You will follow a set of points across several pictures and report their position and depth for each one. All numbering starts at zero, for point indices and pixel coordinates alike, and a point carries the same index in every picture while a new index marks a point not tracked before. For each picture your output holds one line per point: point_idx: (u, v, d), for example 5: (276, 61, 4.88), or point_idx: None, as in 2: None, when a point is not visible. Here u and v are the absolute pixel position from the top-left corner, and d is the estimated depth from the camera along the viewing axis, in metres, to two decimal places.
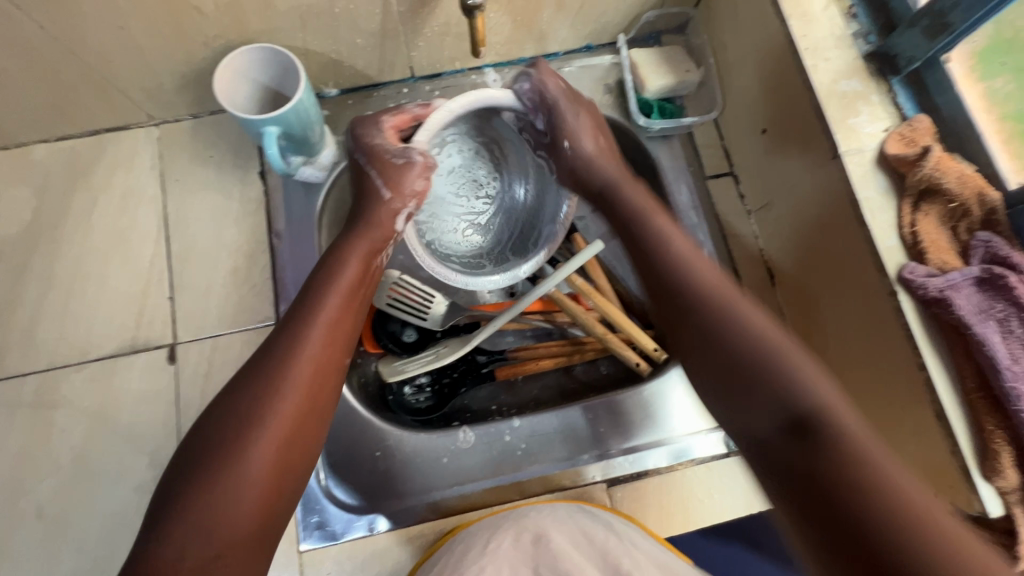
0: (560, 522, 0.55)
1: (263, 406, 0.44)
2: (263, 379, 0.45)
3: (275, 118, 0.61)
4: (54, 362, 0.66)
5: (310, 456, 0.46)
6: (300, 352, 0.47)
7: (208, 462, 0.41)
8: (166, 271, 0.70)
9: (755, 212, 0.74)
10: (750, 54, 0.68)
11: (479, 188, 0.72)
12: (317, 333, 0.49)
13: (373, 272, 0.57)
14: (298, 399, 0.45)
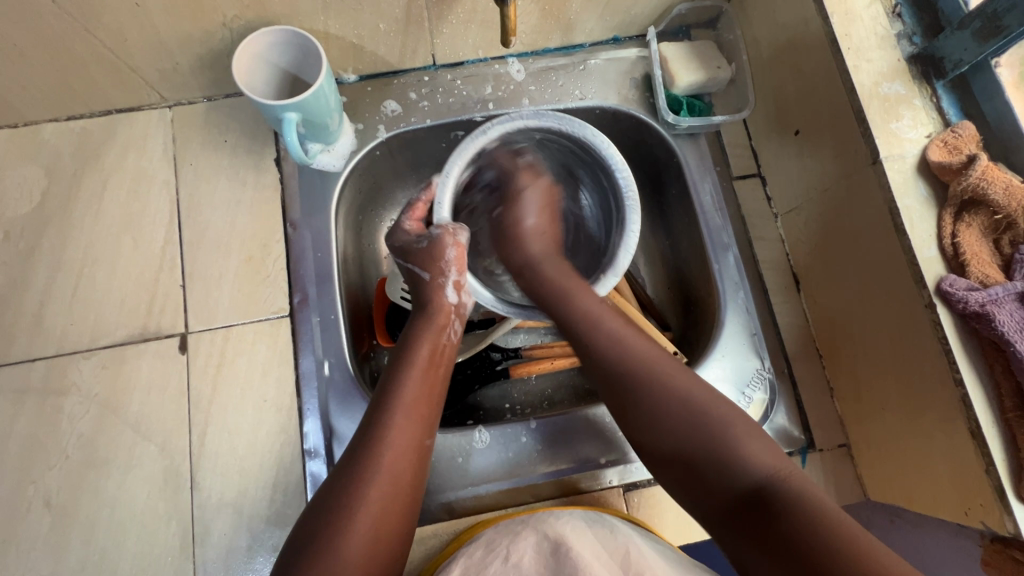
0: (581, 534, 0.55)
1: (357, 510, 0.45)
2: (355, 472, 0.47)
3: (295, 104, 0.59)
4: (62, 349, 0.65)
5: (402, 544, 0.48)
6: (384, 446, 0.49)
7: (309, 554, 0.43)
8: (178, 258, 0.68)
9: (782, 215, 0.72)
10: (786, 51, 0.66)
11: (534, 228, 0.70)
12: (399, 422, 0.50)
13: (444, 355, 0.57)
14: (385, 489, 0.47)
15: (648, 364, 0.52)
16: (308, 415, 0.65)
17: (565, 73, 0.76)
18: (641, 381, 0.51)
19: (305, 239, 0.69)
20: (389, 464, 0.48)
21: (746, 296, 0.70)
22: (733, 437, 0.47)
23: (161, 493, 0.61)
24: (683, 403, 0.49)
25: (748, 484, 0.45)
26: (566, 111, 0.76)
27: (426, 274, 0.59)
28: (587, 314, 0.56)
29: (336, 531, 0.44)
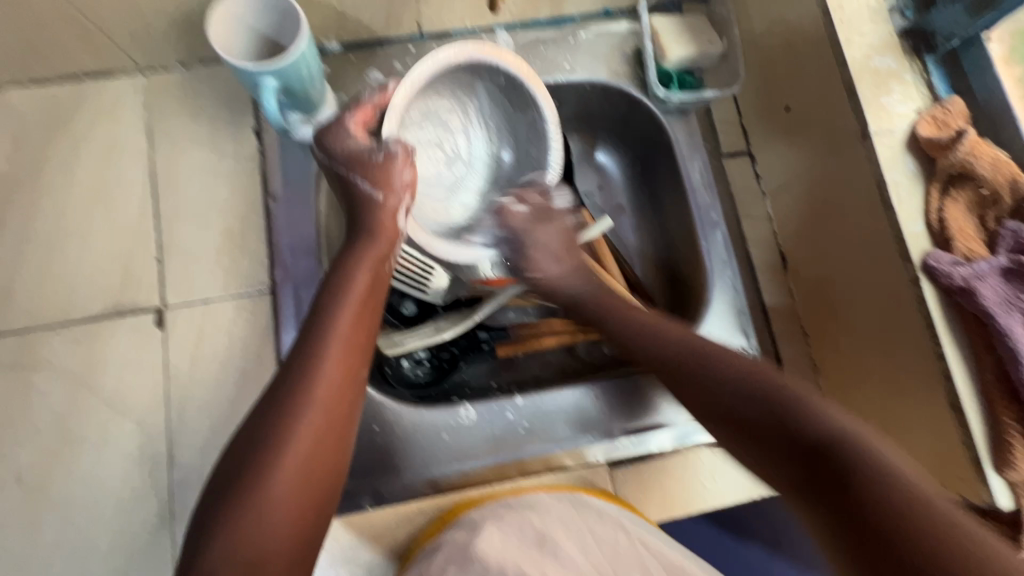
0: (566, 522, 0.55)
1: (290, 429, 0.44)
2: (286, 403, 0.45)
3: (274, 70, 0.57)
4: (32, 323, 0.62)
5: (333, 478, 0.46)
6: (316, 374, 0.47)
7: (239, 488, 0.42)
8: (154, 230, 0.66)
9: (770, 194, 0.72)
10: (778, 26, 0.65)
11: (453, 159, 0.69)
12: (333, 350, 0.49)
13: (383, 281, 0.56)
14: (318, 419, 0.46)
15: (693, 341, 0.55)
16: None
17: (555, 46, 0.74)
18: (699, 357, 0.53)
19: (287, 211, 0.67)
20: (325, 381, 0.47)
21: (734, 273, 0.70)
22: (805, 394, 0.45)
23: (138, 470, 0.60)
24: (744, 369, 0.49)
25: (814, 438, 0.42)
26: (555, 85, 0.74)
27: (374, 193, 0.58)
28: (636, 323, 0.59)
29: (269, 455, 0.43)
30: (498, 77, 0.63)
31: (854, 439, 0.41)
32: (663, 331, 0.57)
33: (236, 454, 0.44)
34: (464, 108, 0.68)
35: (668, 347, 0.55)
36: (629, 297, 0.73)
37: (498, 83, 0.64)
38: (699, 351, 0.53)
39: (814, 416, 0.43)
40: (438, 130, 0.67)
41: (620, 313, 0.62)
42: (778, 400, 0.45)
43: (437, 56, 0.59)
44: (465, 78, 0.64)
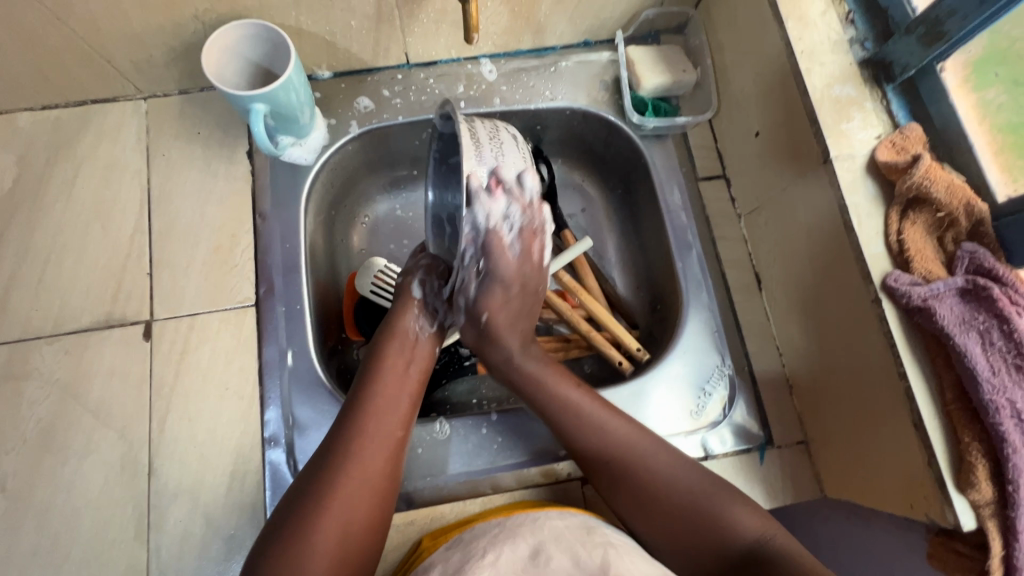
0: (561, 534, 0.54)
1: (331, 500, 0.50)
2: (334, 455, 0.53)
3: (261, 95, 0.60)
4: (26, 334, 0.65)
5: (367, 539, 0.51)
6: (361, 436, 0.54)
7: (285, 531, 0.48)
8: (146, 246, 0.69)
9: (744, 216, 0.73)
10: (746, 55, 0.67)
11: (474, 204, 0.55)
12: (371, 419, 0.55)
13: (416, 359, 0.62)
14: (362, 476, 0.52)
15: (620, 447, 0.57)
16: (269, 403, 0.65)
17: (537, 74, 0.78)
18: (561, 413, 0.59)
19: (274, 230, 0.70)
20: (364, 459, 0.53)
21: (708, 292, 0.71)
22: (724, 507, 0.53)
23: (118, 479, 0.61)
24: (607, 446, 0.57)
25: (741, 545, 0.51)
26: (537, 111, 0.78)
27: (415, 293, 0.65)
28: (533, 380, 0.62)
29: (315, 501, 0.49)
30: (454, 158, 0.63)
31: (759, 541, 0.51)
32: (580, 421, 0.58)
33: (280, 514, 0.49)
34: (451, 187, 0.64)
35: (581, 446, 0.58)
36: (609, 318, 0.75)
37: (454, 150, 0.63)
38: (584, 427, 0.58)
39: (739, 533, 0.52)
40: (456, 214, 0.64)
41: (541, 395, 0.61)
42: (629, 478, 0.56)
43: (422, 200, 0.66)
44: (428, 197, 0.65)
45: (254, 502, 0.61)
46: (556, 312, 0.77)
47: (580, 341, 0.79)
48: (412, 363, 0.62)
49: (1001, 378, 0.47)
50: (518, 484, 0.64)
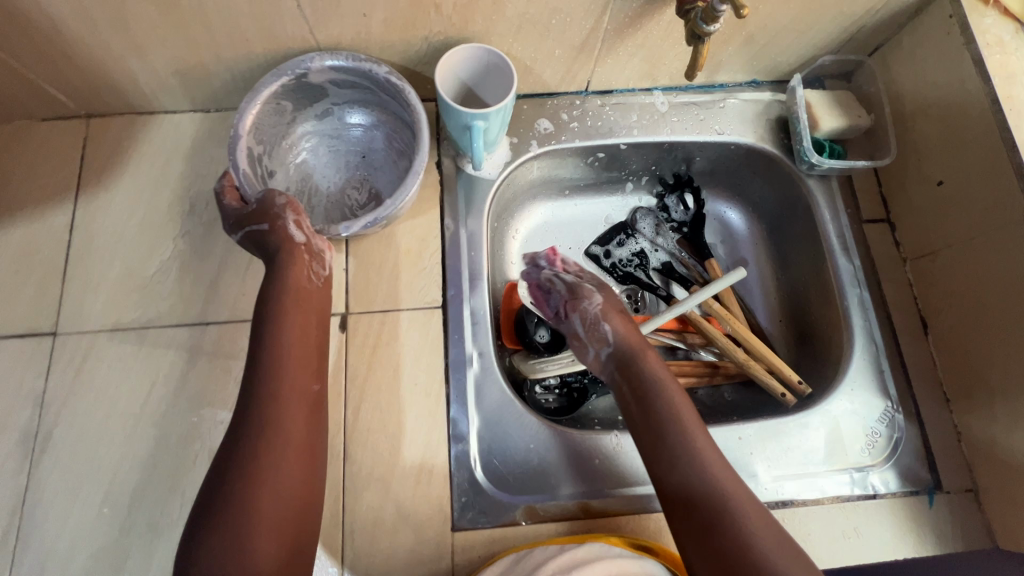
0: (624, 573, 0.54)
1: (262, 474, 0.51)
2: (257, 430, 0.52)
3: (486, 114, 0.65)
4: (234, 316, 0.69)
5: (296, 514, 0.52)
6: (280, 409, 0.54)
7: (225, 511, 0.49)
8: (343, 242, 0.73)
9: (912, 260, 0.75)
10: (932, 107, 0.70)
11: (337, 134, 0.76)
12: (286, 388, 0.55)
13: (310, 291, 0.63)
14: (284, 451, 0.52)
15: (700, 465, 0.56)
16: (453, 402, 0.67)
17: (706, 109, 0.82)
18: (687, 458, 0.57)
19: (290, 162, 0.75)
20: (284, 435, 0.53)
21: (873, 332, 0.73)
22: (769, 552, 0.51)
23: None
24: (707, 480, 0.56)
25: None
26: (703, 143, 0.82)
27: (296, 238, 0.63)
28: (671, 403, 0.61)
29: (241, 472, 0.50)
30: (285, 101, 0.69)
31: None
32: (676, 447, 0.58)
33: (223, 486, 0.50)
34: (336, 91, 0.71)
35: (666, 462, 0.58)
36: (764, 347, 0.78)
37: (339, 85, 0.70)
38: (708, 483, 0.55)
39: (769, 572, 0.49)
40: (338, 151, 0.77)
41: (680, 437, 0.58)
42: (698, 481, 0.56)
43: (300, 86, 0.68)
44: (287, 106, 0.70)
45: (441, 495, 0.64)
46: (707, 337, 0.80)
47: (727, 368, 0.81)
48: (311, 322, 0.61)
49: None
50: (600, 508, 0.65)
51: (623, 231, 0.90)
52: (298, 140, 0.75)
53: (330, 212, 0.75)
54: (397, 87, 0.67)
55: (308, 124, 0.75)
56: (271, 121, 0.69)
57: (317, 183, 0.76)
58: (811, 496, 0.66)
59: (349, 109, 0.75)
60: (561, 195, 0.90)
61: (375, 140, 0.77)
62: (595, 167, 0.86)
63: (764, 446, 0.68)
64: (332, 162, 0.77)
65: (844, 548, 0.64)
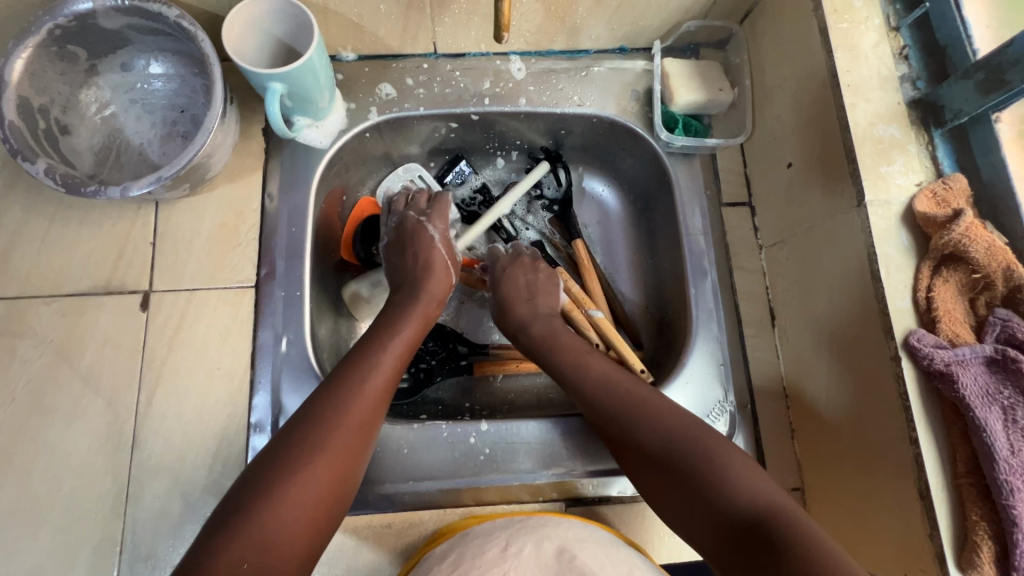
0: (581, 537, 0.56)
1: (310, 449, 0.49)
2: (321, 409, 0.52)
3: (282, 75, 0.58)
4: (24, 292, 0.64)
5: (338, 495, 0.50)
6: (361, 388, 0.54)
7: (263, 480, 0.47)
8: (152, 215, 0.67)
9: (766, 248, 0.70)
10: (787, 80, 0.64)
11: (147, 86, 0.68)
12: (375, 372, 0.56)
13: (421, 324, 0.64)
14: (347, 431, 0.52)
15: (677, 422, 0.55)
16: (260, 388, 0.64)
17: (567, 77, 0.75)
18: (641, 412, 0.56)
19: (93, 116, 0.66)
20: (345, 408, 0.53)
21: (718, 323, 0.69)
22: (765, 508, 0.48)
23: (102, 447, 0.61)
24: (666, 430, 0.55)
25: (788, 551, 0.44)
26: (562, 115, 0.75)
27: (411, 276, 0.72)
28: (608, 375, 0.60)
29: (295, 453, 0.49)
30: (73, 47, 0.62)
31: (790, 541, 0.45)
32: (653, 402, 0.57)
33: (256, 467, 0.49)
34: (133, 34, 0.64)
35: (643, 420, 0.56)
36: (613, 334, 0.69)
37: (138, 29, 0.63)
38: (676, 434, 0.54)
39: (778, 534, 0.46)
40: (152, 106, 0.69)
41: (638, 394, 0.58)
42: (668, 434, 0.55)
43: (85, 29, 0.60)
44: (73, 50, 0.62)
45: None
46: None
47: None
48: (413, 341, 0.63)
49: (1019, 460, 0.44)
50: (486, 500, 0.64)
51: (467, 167, 0.82)
52: (101, 92, 0.67)
53: (142, 172, 0.67)
54: (189, 34, 0.60)
55: (113, 74, 0.67)
56: (57, 67, 0.62)
57: (128, 140, 0.68)
58: (628, 492, 0.65)
59: (158, 59, 0.67)
60: (425, 168, 0.84)
61: (195, 94, 0.69)
62: (454, 138, 0.80)
63: (584, 439, 0.65)
64: (144, 115, 0.68)
65: (652, 543, 0.64)
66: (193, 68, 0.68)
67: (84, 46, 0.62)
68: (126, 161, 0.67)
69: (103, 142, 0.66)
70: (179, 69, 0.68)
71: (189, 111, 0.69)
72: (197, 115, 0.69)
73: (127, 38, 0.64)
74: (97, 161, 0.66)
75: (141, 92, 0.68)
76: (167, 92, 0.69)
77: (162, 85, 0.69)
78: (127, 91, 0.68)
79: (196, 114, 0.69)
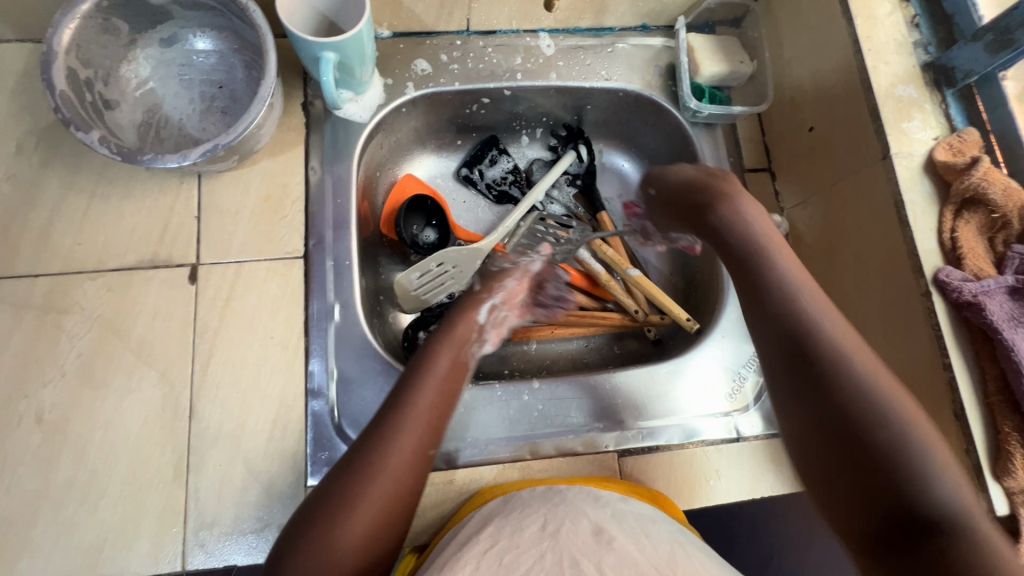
0: (619, 517, 0.53)
1: (371, 476, 0.49)
2: (380, 434, 0.51)
3: (334, 45, 0.60)
4: (68, 268, 0.63)
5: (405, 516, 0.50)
6: (411, 409, 0.53)
7: (330, 508, 0.47)
8: (195, 189, 0.67)
9: (787, 209, 0.75)
10: (807, 50, 0.69)
11: (187, 63, 0.69)
12: (428, 389, 0.55)
13: (467, 337, 0.63)
14: (406, 456, 0.51)
15: (844, 349, 0.47)
16: (314, 355, 0.65)
17: (594, 53, 0.79)
18: (813, 342, 0.48)
19: (133, 92, 0.66)
20: (407, 434, 0.51)
21: None
22: (930, 468, 0.41)
23: (158, 419, 0.60)
24: (841, 357, 0.47)
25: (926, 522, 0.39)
26: (590, 90, 0.79)
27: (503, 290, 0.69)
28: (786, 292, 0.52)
29: (355, 481, 0.48)
30: (117, 20, 0.62)
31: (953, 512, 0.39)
32: (821, 330, 0.48)
33: (322, 492, 0.48)
34: (176, 8, 0.64)
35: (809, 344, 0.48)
36: (659, 295, 0.78)
37: (182, 3, 0.63)
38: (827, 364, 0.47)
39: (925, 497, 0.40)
40: (190, 81, 0.69)
41: (794, 318, 0.50)
42: (832, 363, 0.47)
43: (131, 2, 0.61)
44: (118, 23, 0.62)
45: (296, 450, 0.61)
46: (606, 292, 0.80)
47: (615, 319, 0.80)
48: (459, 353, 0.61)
49: None
50: (538, 455, 0.65)
51: (493, 147, 0.85)
52: (141, 67, 0.67)
53: (183, 146, 0.67)
54: (240, 5, 0.60)
55: (152, 49, 0.67)
56: (100, 39, 0.61)
57: (168, 115, 0.67)
58: (675, 441, 0.67)
59: (198, 35, 0.68)
60: (453, 145, 0.86)
61: (233, 69, 0.69)
62: (483, 114, 0.82)
63: (632, 393, 0.68)
64: (183, 91, 0.68)
65: (701, 489, 0.65)
66: (232, 43, 0.68)
67: (128, 20, 0.63)
68: (167, 136, 0.67)
69: (144, 117, 0.66)
70: (219, 45, 0.69)
71: (228, 86, 0.69)
72: (237, 91, 0.69)
73: (170, 13, 0.64)
74: (139, 136, 0.65)
75: (180, 68, 0.68)
76: (206, 67, 0.69)
77: (200, 61, 0.69)
78: (166, 67, 0.68)
79: (236, 90, 0.69)
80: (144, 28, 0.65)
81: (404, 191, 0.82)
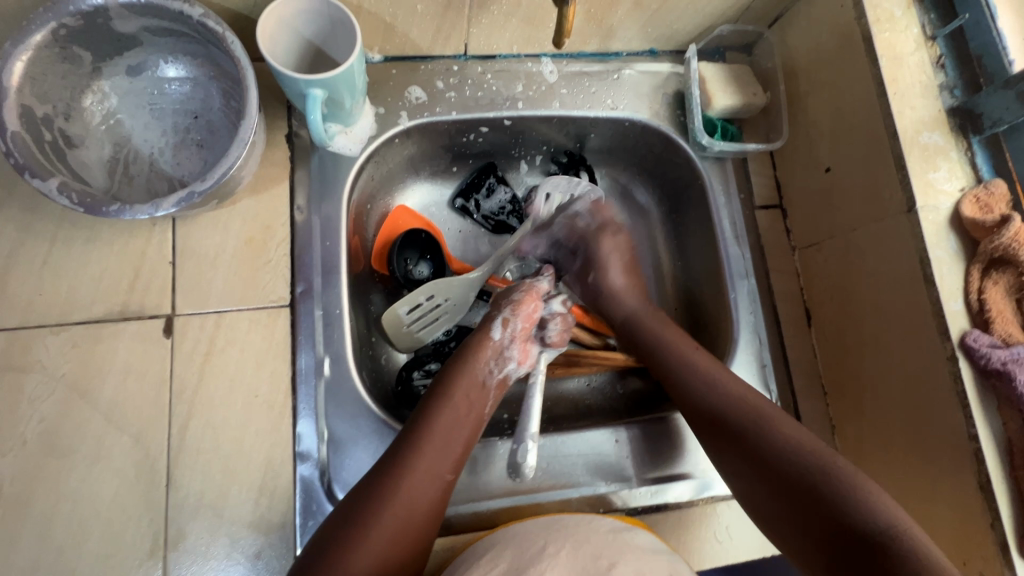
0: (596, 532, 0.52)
1: (370, 530, 0.48)
2: (381, 488, 0.50)
3: (322, 81, 0.54)
4: (28, 322, 0.58)
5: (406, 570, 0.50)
6: (413, 464, 0.52)
7: (339, 545, 0.47)
8: (169, 231, 0.62)
9: (799, 249, 0.72)
10: (825, 87, 0.65)
11: (157, 92, 0.62)
12: (432, 444, 0.54)
13: (484, 387, 0.60)
14: (404, 515, 0.50)
15: (724, 380, 0.58)
16: (302, 414, 0.60)
17: (599, 80, 0.74)
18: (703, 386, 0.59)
19: (98, 125, 0.60)
20: (413, 494, 0.51)
21: (758, 326, 0.70)
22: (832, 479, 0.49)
23: (131, 490, 0.55)
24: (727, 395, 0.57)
25: (869, 526, 0.46)
26: (595, 119, 0.74)
27: (494, 335, 0.62)
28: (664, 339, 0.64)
29: (357, 532, 0.48)
30: (77, 49, 0.55)
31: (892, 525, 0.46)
32: (699, 366, 0.60)
33: (328, 530, 0.49)
34: (144, 34, 0.57)
35: (701, 387, 0.58)
36: None
37: (150, 29, 0.57)
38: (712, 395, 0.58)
39: (858, 505, 0.48)
40: (161, 111, 0.63)
41: (688, 368, 0.60)
42: (711, 394, 0.58)
43: (92, 29, 0.54)
44: (77, 51, 0.55)
45: (284, 519, 0.57)
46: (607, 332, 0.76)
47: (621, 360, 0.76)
48: (476, 401, 0.59)
49: None
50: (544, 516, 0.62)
51: (491, 174, 0.80)
52: (106, 97, 0.60)
53: (155, 185, 0.61)
54: (216, 35, 0.54)
55: (117, 78, 0.61)
56: (57, 69, 0.55)
57: (137, 149, 0.61)
58: (685, 498, 0.64)
59: (170, 63, 0.62)
60: (448, 172, 0.81)
61: (209, 98, 0.63)
62: (481, 142, 0.77)
63: (640, 447, 0.65)
64: (153, 122, 0.62)
65: (712, 550, 0.62)
66: (208, 71, 0.62)
67: (90, 48, 0.56)
68: (137, 174, 0.61)
69: (110, 154, 0.60)
70: (193, 73, 0.62)
71: (204, 116, 0.63)
72: (214, 122, 0.63)
73: (137, 39, 0.58)
74: (105, 174, 0.59)
75: (150, 97, 0.62)
76: (180, 97, 0.63)
77: (173, 90, 0.63)
78: (133, 96, 0.62)
79: (213, 121, 0.63)
80: (107, 56, 0.58)
81: (398, 225, 0.76)
